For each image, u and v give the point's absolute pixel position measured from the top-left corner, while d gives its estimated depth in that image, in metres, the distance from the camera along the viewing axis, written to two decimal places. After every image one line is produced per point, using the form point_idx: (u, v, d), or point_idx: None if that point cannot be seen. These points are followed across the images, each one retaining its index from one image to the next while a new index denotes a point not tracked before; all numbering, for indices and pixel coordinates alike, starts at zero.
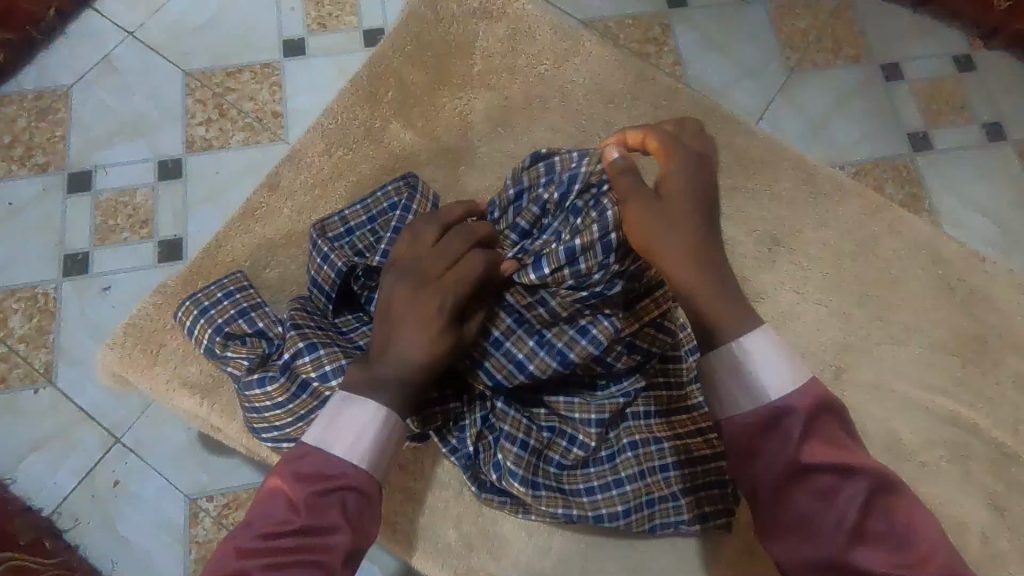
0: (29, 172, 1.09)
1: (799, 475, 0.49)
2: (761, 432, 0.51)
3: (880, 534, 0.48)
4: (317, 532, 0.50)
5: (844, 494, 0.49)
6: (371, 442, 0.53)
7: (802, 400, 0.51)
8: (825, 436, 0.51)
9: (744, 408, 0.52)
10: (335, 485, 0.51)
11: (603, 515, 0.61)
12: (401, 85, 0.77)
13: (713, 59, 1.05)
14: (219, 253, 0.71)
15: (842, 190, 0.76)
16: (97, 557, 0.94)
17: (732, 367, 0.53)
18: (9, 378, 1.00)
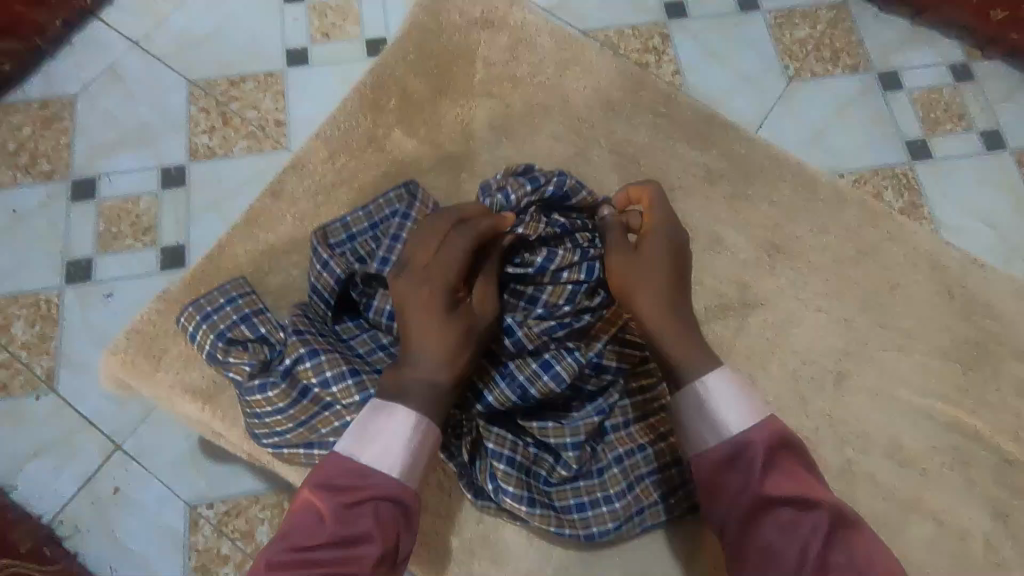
0: (34, 180, 1.10)
1: (761, 506, 0.51)
2: (724, 466, 0.53)
3: (845, 566, 0.48)
4: (350, 541, 0.50)
5: (806, 525, 0.50)
6: (403, 454, 0.53)
7: (759, 436, 0.54)
8: (787, 471, 0.53)
9: (708, 442, 0.55)
10: (367, 494, 0.52)
11: (595, 533, 0.61)
12: (403, 94, 0.78)
13: (712, 69, 1.07)
14: (221, 259, 0.71)
15: (842, 197, 0.76)
16: (98, 564, 0.95)
17: (696, 406, 0.56)
18: (11, 385, 1.01)
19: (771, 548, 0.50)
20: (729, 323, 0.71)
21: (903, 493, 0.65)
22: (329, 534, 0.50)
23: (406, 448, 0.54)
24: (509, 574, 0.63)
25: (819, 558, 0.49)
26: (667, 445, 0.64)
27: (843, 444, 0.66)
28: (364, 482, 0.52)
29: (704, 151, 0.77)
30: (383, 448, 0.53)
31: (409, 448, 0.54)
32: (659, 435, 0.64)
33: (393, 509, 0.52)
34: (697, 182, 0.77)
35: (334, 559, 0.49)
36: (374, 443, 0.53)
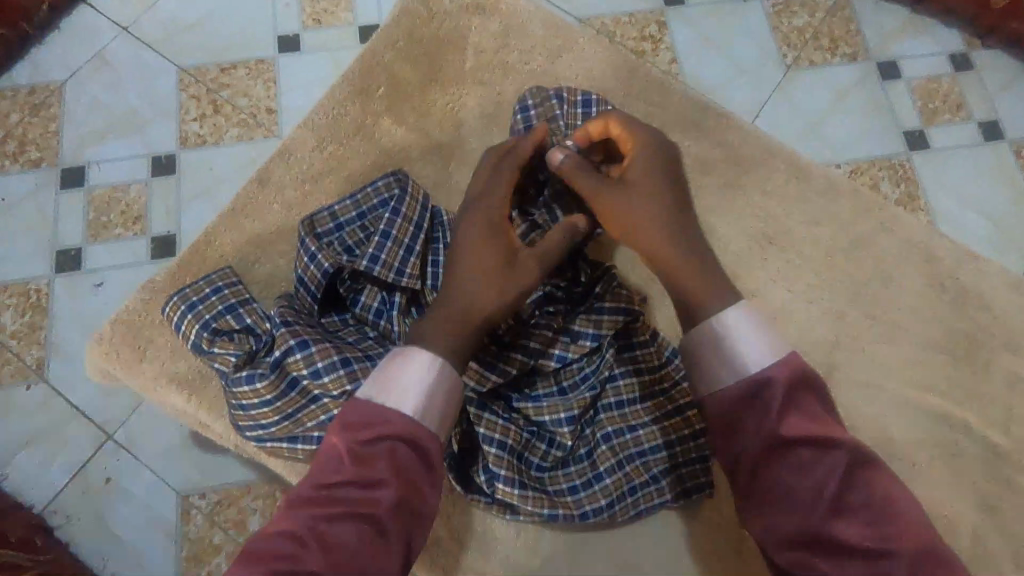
0: (22, 168, 1.10)
1: (777, 448, 0.48)
2: (740, 405, 0.50)
3: (863, 510, 0.45)
4: (364, 483, 0.48)
5: (825, 465, 0.47)
6: (421, 394, 0.52)
7: (783, 372, 0.51)
8: (806, 411, 0.49)
9: (725, 379, 0.53)
10: (383, 435, 0.50)
11: (588, 512, 0.59)
12: (393, 81, 0.76)
13: (709, 57, 1.06)
14: (205, 246, 0.70)
15: (837, 188, 0.74)
16: (88, 555, 0.97)
17: (712, 344, 0.54)
18: (2, 374, 1.02)
19: (786, 486, 0.47)
20: None
21: None
22: (344, 474, 0.49)
23: (426, 388, 0.53)
24: (497, 564, 0.62)
25: (836, 500, 0.46)
26: (659, 423, 0.62)
27: None
28: (377, 420, 0.51)
29: (697, 141, 0.75)
30: (399, 389, 0.52)
31: (426, 388, 0.52)
32: (655, 414, 0.62)
33: (410, 449, 0.50)
34: (690, 171, 0.75)
35: (351, 500, 0.48)
36: (391, 387, 0.52)
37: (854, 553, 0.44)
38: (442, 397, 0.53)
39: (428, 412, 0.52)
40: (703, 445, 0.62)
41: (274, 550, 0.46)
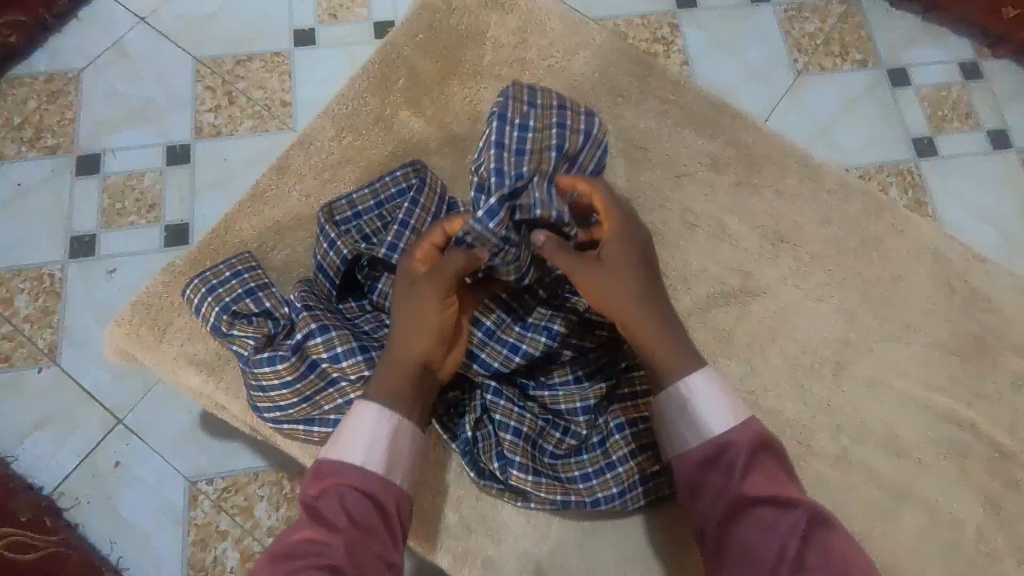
0: (39, 154, 1.13)
1: (740, 507, 0.52)
2: (704, 466, 0.54)
3: (822, 568, 0.48)
4: (321, 535, 0.50)
5: (783, 523, 0.50)
6: (365, 443, 0.54)
7: (741, 439, 0.54)
8: (766, 473, 0.53)
9: (689, 445, 0.55)
10: (334, 485, 0.53)
11: (599, 500, 0.60)
12: (412, 74, 0.78)
13: (717, 61, 1.09)
14: (225, 231, 0.71)
15: (847, 190, 0.75)
16: (95, 536, 0.99)
17: (678, 413, 0.56)
18: (14, 357, 1.05)
19: (748, 545, 0.50)
20: (732, 310, 0.71)
21: (898, 482, 0.65)
22: (302, 529, 0.51)
23: (368, 438, 0.54)
24: (508, 551, 0.62)
25: (798, 558, 0.49)
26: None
27: (841, 433, 0.67)
28: (328, 472, 0.53)
29: (710, 139, 0.76)
30: (348, 441, 0.54)
31: (375, 433, 0.54)
32: None
33: (359, 495, 0.52)
34: (703, 170, 0.76)
35: (310, 554, 0.49)
36: (344, 436, 0.54)
37: None
38: (388, 435, 0.54)
39: (374, 458, 0.54)
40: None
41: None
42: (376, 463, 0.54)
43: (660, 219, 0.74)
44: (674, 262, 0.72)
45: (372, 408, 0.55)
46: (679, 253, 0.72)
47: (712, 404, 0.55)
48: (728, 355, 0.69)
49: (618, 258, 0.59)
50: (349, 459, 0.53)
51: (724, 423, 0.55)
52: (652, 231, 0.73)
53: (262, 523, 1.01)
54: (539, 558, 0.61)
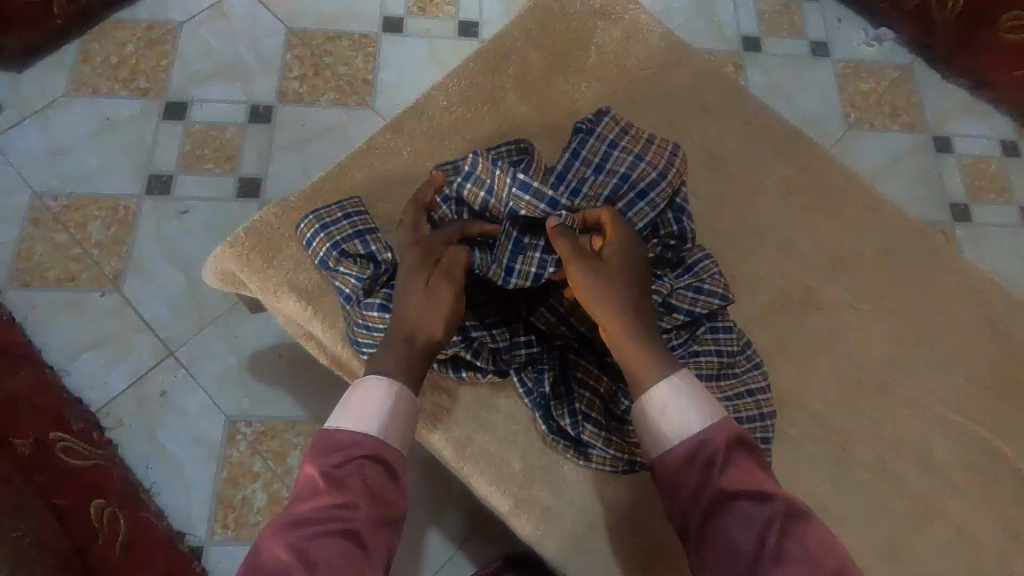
0: (130, 94, 1.19)
1: (719, 501, 0.53)
2: (683, 464, 0.56)
3: (801, 557, 0.50)
4: (338, 499, 0.52)
5: (761, 514, 0.52)
6: (384, 416, 0.57)
7: (717, 435, 0.56)
8: (742, 467, 0.55)
9: (669, 443, 0.57)
10: (352, 454, 0.55)
11: None
12: (522, 64, 0.84)
13: (776, 101, 1.26)
14: (338, 178, 0.77)
15: (905, 226, 0.81)
16: (133, 460, 1.00)
17: (653, 417, 0.58)
18: (79, 278, 1.08)
19: (728, 538, 0.52)
20: (791, 318, 0.76)
21: (929, 497, 0.70)
22: (318, 497, 0.53)
23: (385, 411, 0.58)
24: (565, 505, 0.66)
25: (777, 548, 0.51)
26: (733, 401, 0.67)
27: (881, 444, 0.72)
28: (344, 444, 0.55)
29: (786, 163, 0.83)
30: (364, 417, 0.57)
31: (389, 410, 0.58)
32: (729, 394, 0.68)
33: (379, 464, 0.55)
34: (776, 190, 0.82)
35: (327, 517, 0.51)
36: (358, 412, 0.57)
37: None
38: (403, 411, 0.59)
39: (390, 431, 0.57)
40: (768, 425, 0.67)
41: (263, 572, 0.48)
42: (393, 437, 0.57)
43: (732, 228, 0.80)
44: (742, 268, 0.78)
45: (387, 387, 0.59)
46: (746, 261, 0.79)
47: (687, 407, 0.57)
48: (783, 358, 0.75)
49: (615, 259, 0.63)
50: (368, 433, 0.56)
51: (700, 423, 0.57)
52: (725, 237, 0.80)
53: (294, 471, 1.02)
54: (592, 516, 0.66)
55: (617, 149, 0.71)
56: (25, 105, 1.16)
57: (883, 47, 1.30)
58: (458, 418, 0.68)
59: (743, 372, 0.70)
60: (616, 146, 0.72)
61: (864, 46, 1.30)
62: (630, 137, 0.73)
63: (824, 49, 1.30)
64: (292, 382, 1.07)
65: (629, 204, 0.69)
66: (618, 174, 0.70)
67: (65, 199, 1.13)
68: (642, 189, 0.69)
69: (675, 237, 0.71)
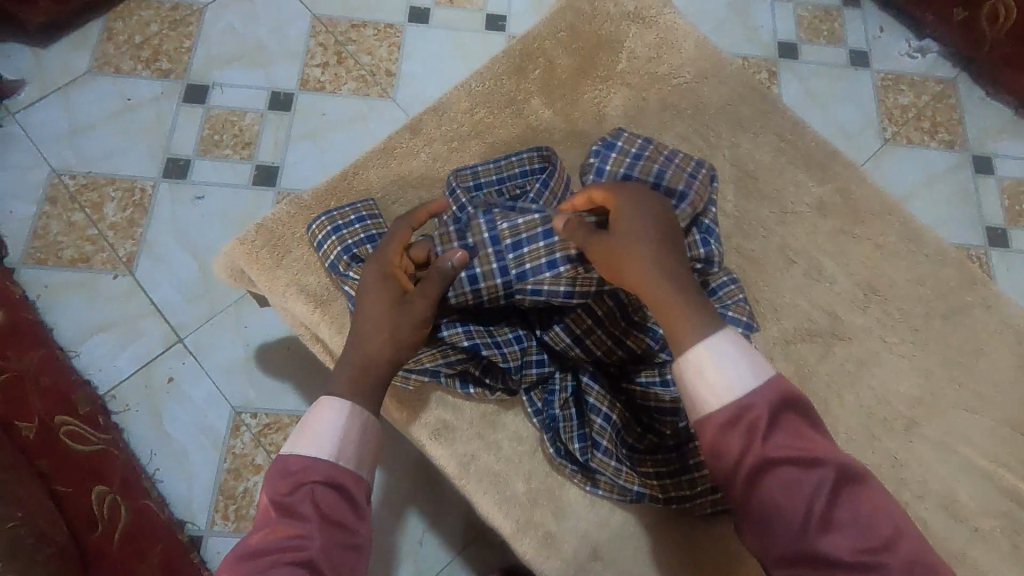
0: (151, 75, 1.18)
1: (763, 468, 0.49)
2: (725, 428, 0.51)
3: (849, 523, 0.48)
4: (291, 530, 0.51)
5: (812, 481, 0.49)
6: (338, 440, 0.55)
7: (763, 397, 0.51)
8: (790, 427, 0.51)
9: (708, 406, 0.52)
10: (304, 481, 0.53)
11: (672, 498, 0.62)
12: (549, 66, 0.81)
13: (810, 111, 1.21)
14: (353, 177, 0.75)
15: (943, 255, 0.77)
16: (140, 445, 1.01)
17: (692, 379, 0.53)
18: (93, 260, 1.08)
19: (773, 505, 0.49)
20: (815, 348, 0.73)
21: (952, 546, 0.66)
22: (271, 526, 0.52)
23: (340, 433, 0.56)
24: (569, 531, 0.63)
25: (824, 513, 0.48)
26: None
27: (903, 486, 0.68)
28: (296, 470, 0.54)
29: (819, 183, 0.79)
30: (315, 440, 0.55)
31: (342, 430, 0.56)
32: None
33: (333, 491, 0.53)
34: (809, 211, 0.78)
35: (279, 549, 0.50)
36: (309, 435, 0.55)
37: (844, 564, 0.47)
38: (359, 432, 0.57)
39: (344, 452, 0.55)
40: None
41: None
42: (347, 458, 0.55)
43: (759, 248, 0.77)
44: (767, 291, 0.75)
45: (341, 409, 0.56)
46: (772, 284, 0.75)
47: (728, 366, 0.52)
48: (805, 389, 0.71)
49: (627, 227, 0.58)
50: (320, 456, 0.54)
51: (744, 381, 0.52)
52: (751, 258, 0.76)
53: None
54: (596, 544, 0.63)
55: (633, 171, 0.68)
56: (49, 81, 1.16)
57: (926, 59, 1.24)
58: (463, 434, 0.66)
59: None
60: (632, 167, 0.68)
61: (907, 57, 1.25)
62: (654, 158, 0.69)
63: (864, 59, 1.25)
64: (297, 376, 1.06)
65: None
66: None
67: (82, 178, 1.12)
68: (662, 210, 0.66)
69: (702, 260, 0.66)
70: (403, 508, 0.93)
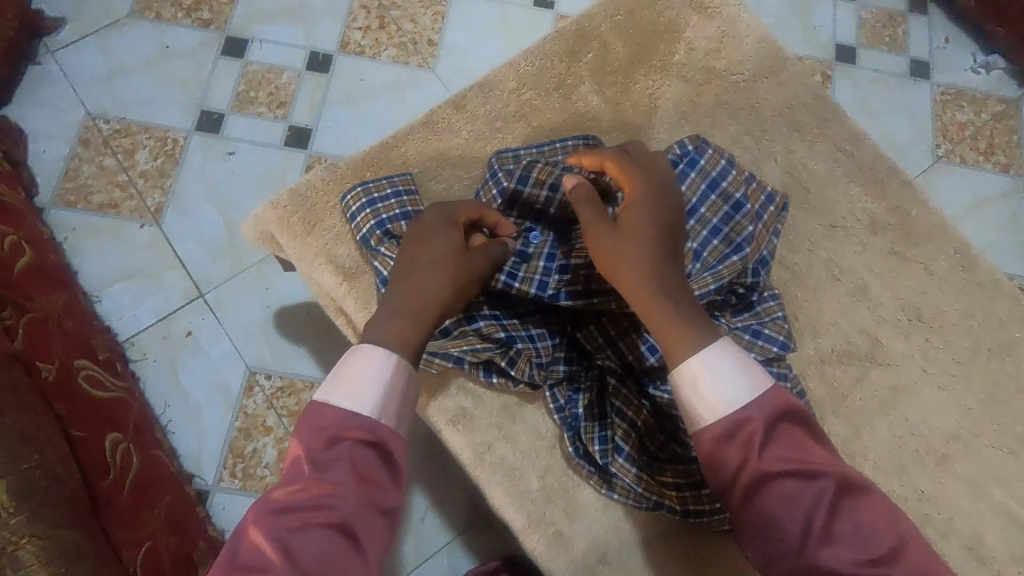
0: (192, 24, 1.16)
1: (762, 483, 0.49)
2: (723, 442, 0.51)
3: (851, 535, 0.48)
4: (324, 485, 0.49)
5: (810, 495, 0.49)
6: (377, 395, 0.53)
7: (760, 410, 0.51)
8: (787, 441, 0.51)
9: (705, 421, 0.52)
10: (340, 436, 0.51)
11: (690, 511, 0.60)
12: (602, 51, 0.77)
13: (862, 120, 1.16)
14: (392, 148, 0.73)
15: (996, 287, 0.73)
16: (154, 395, 1.01)
17: (691, 390, 0.52)
18: (121, 207, 1.08)
19: (772, 520, 0.49)
20: (850, 371, 0.71)
21: None
22: (303, 481, 0.50)
23: (380, 388, 0.53)
24: (580, 533, 0.62)
25: (824, 527, 0.48)
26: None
27: (928, 522, 0.66)
28: (333, 423, 0.52)
29: (874, 199, 0.75)
30: (352, 394, 0.53)
31: (380, 384, 0.53)
32: None
33: (368, 447, 0.52)
34: (860, 228, 0.75)
35: (313, 505, 0.49)
36: (345, 387, 0.53)
37: None
38: (399, 388, 0.54)
39: (381, 409, 0.53)
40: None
41: (247, 565, 0.47)
42: (381, 416, 0.53)
43: (802, 262, 0.74)
44: (807, 308, 0.72)
45: (386, 362, 0.54)
46: (812, 301, 0.73)
47: (728, 378, 0.52)
48: (835, 413, 0.69)
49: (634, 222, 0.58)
50: (356, 411, 0.52)
51: (741, 394, 0.52)
52: (793, 271, 0.74)
53: None
54: (606, 548, 0.62)
55: (693, 170, 0.66)
56: (89, 22, 1.14)
57: (990, 76, 1.18)
58: (481, 424, 0.65)
59: None
60: (693, 166, 0.66)
61: (971, 72, 1.18)
62: (731, 175, 0.67)
63: (925, 69, 1.19)
64: (314, 342, 1.05)
65: (706, 242, 0.64)
66: (691, 202, 0.65)
67: (116, 124, 1.11)
68: (724, 236, 0.65)
69: (744, 287, 0.65)
70: (409, 485, 0.93)
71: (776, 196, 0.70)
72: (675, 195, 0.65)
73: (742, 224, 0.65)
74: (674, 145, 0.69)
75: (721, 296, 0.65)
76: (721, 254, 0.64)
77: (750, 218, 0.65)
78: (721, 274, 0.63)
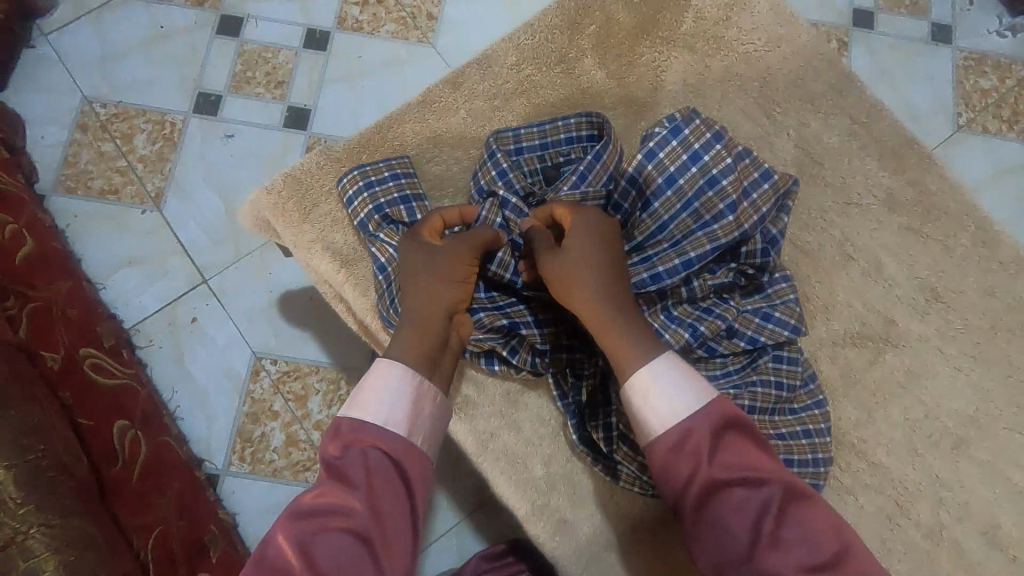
0: (186, 3, 1.13)
1: (711, 491, 0.49)
2: (673, 452, 0.51)
3: (796, 542, 0.48)
4: (339, 492, 0.50)
5: (757, 502, 0.49)
6: (391, 403, 0.53)
7: (706, 419, 0.51)
8: (735, 449, 0.51)
9: (657, 430, 0.52)
10: (355, 446, 0.52)
11: None
12: (606, 22, 0.74)
13: (880, 90, 1.11)
14: (388, 129, 0.70)
15: (1019, 264, 0.70)
16: (161, 381, 1.01)
17: (643, 403, 0.53)
18: (122, 192, 1.06)
19: (721, 527, 0.49)
20: (864, 354, 0.68)
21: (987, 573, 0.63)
22: (322, 488, 0.50)
23: (393, 397, 0.54)
24: (584, 520, 0.62)
25: (772, 535, 0.48)
26: (787, 439, 0.61)
27: (941, 507, 0.64)
28: (348, 433, 0.52)
29: (892, 174, 0.72)
30: (366, 404, 0.53)
31: (393, 393, 0.54)
32: (782, 430, 0.61)
33: (383, 457, 0.52)
34: (876, 205, 0.72)
35: (331, 511, 0.49)
36: (364, 398, 0.54)
37: None
38: (414, 398, 0.54)
39: (400, 419, 0.53)
40: (821, 472, 0.61)
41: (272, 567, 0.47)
42: (401, 425, 0.53)
43: (815, 241, 0.71)
44: (819, 289, 0.70)
45: (398, 371, 0.55)
46: (825, 281, 0.70)
47: (677, 388, 0.52)
48: (848, 396, 0.67)
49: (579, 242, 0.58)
50: (375, 423, 0.53)
51: (691, 403, 0.52)
52: (805, 251, 0.71)
53: (313, 416, 1.01)
54: (612, 535, 0.61)
55: (676, 139, 0.63)
56: (82, 3, 1.12)
57: (1016, 39, 1.13)
58: (484, 412, 0.64)
59: (802, 405, 0.63)
60: (676, 134, 0.63)
61: (995, 35, 1.13)
62: (715, 149, 0.63)
63: (947, 34, 1.13)
64: (318, 327, 1.04)
65: (675, 215, 0.63)
66: (664, 175, 0.63)
67: (113, 107, 1.09)
68: (695, 211, 0.62)
69: (754, 268, 0.63)
70: None
71: (773, 173, 0.65)
72: (654, 163, 0.63)
73: (716, 201, 0.62)
74: (662, 117, 0.64)
75: (727, 279, 0.63)
76: (688, 228, 0.62)
77: (725, 195, 0.62)
78: (684, 250, 0.61)
